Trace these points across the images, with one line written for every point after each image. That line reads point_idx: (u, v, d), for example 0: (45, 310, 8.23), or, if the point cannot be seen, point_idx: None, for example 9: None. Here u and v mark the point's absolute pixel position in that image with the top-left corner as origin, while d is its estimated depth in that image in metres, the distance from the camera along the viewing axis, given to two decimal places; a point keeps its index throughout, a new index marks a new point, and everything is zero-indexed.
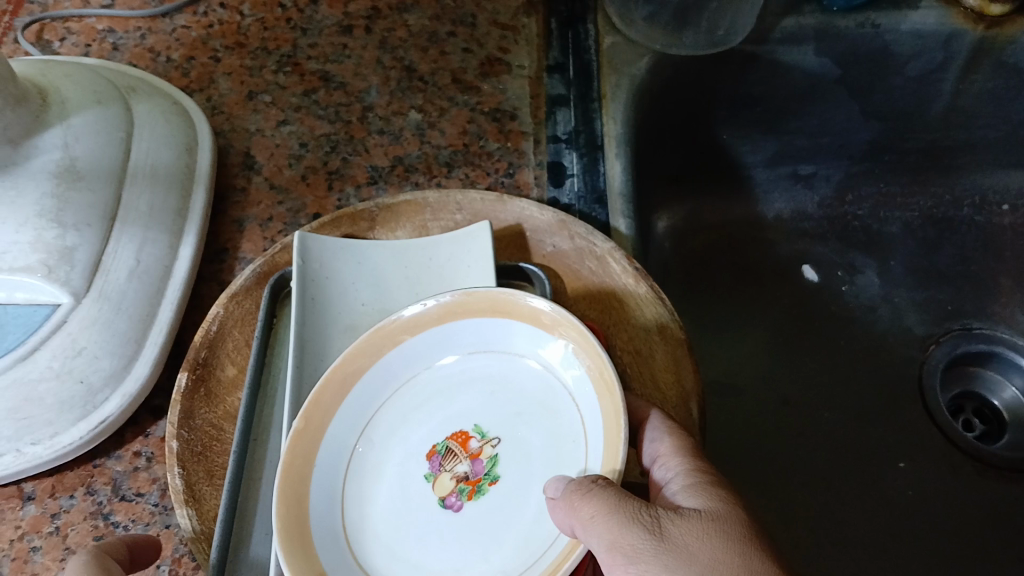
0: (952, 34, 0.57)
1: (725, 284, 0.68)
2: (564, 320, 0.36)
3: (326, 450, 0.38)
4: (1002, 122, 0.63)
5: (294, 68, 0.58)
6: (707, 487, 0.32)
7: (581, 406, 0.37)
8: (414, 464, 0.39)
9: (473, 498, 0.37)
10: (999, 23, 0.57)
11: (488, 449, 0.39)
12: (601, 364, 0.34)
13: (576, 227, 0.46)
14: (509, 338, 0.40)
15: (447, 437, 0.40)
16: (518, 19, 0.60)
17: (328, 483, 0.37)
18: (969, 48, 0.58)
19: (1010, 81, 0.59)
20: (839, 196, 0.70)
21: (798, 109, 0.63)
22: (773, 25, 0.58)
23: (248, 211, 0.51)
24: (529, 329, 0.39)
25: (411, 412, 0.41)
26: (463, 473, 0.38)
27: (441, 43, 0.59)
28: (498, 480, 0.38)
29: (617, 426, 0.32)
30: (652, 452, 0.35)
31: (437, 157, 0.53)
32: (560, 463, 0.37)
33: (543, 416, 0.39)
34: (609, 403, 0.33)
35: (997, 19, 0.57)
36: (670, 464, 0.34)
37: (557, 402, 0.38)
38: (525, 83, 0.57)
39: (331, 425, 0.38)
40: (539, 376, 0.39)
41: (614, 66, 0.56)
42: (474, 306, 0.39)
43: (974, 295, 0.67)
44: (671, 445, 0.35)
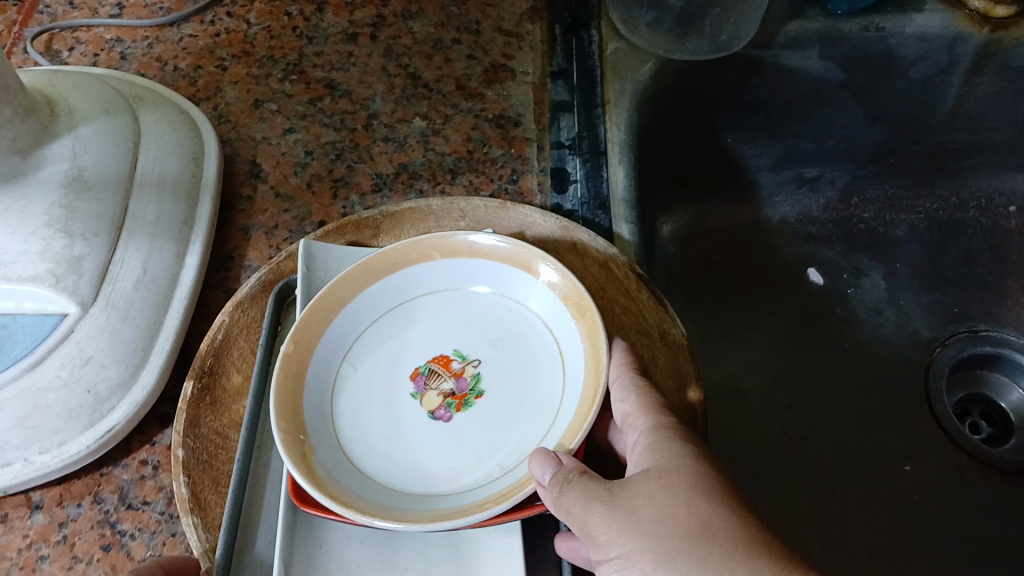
0: (956, 36, 0.59)
1: (731, 288, 0.67)
2: (557, 273, 0.40)
3: (315, 372, 0.39)
4: (1008, 124, 0.64)
5: (299, 76, 0.58)
6: (664, 439, 0.34)
7: (557, 336, 0.40)
8: (400, 384, 0.41)
9: (461, 410, 0.39)
10: (1003, 26, 0.59)
11: (471, 368, 0.41)
12: (588, 314, 0.38)
13: (578, 234, 0.47)
14: (499, 279, 0.43)
15: (429, 360, 0.42)
16: (523, 26, 0.61)
17: (317, 400, 0.38)
18: (974, 52, 0.59)
19: (1015, 83, 0.60)
20: (845, 199, 0.70)
21: (805, 113, 0.63)
22: (776, 30, 0.59)
23: (254, 219, 0.51)
24: (521, 274, 0.42)
25: (392, 337, 0.42)
26: (449, 389, 0.40)
27: (445, 50, 0.60)
28: (483, 394, 0.40)
29: (596, 371, 0.36)
30: (622, 411, 0.37)
31: (441, 164, 0.53)
32: (534, 387, 0.40)
33: (519, 345, 0.41)
34: (593, 361, 0.37)
35: (1001, 22, 0.59)
36: (637, 423, 0.36)
37: (531, 331, 0.41)
38: (529, 90, 0.57)
39: (318, 349, 0.39)
40: (525, 316, 0.42)
41: (617, 73, 0.56)
42: (494, 254, 0.42)
43: (980, 298, 0.67)
44: (637, 400, 0.36)
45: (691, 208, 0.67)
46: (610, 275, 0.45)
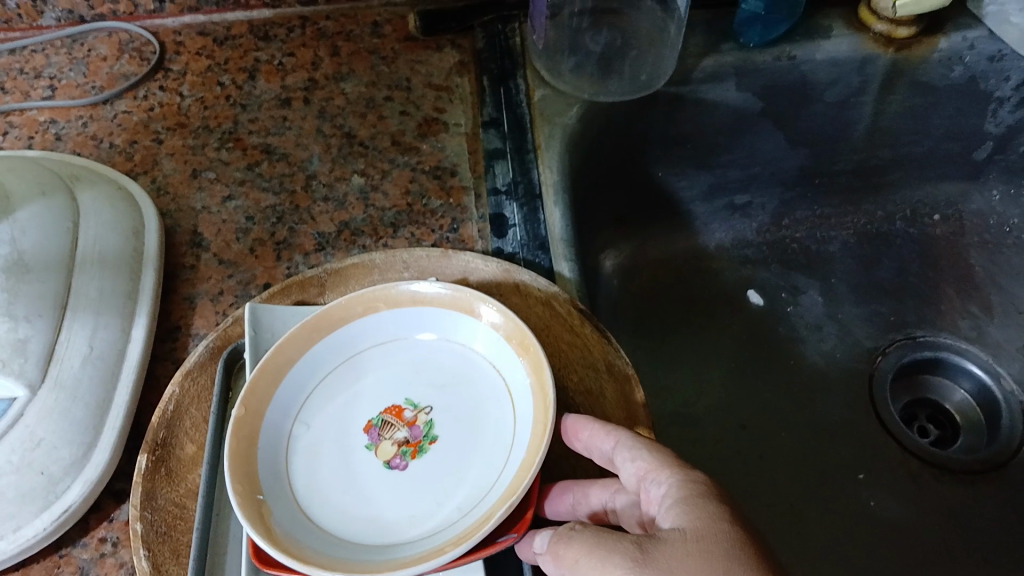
0: (864, 58, 0.64)
1: (675, 316, 0.69)
2: (500, 315, 0.41)
3: (265, 435, 0.39)
4: (925, 138, 0.70)
5: (235, 143, 0.59)
6: (695, 495, 0.33)
7: (504, 375, 0.41)
8: (353, 438, 0.41)
9: (416, 457, 0.40)
10: (906, 46, 0.65)
11: (423, 416, 0.42)
12: (532, 350, 0.39)
13: (520, 276, 0.48)
14: (443, 325, 0.43)
15: (381, 412, 0.42)
16: (452, 79, 0.63)
17: (271, 463, 0.38)
18: (882, 72, 0.65)
19: (925, 99, 0.67)
20: (776, 221, 0.74)
21: (728, 143, 0.68)
22: (694, 67, 0.63)
23: (199, 287, 0.51)
24: (465, 319, 0.43)
25: (341, 391, 0.42)
26: (403, 438, 0.41)
27: (378, 107, 0.61)
28: (437, 439, 0.41)
29: (544, 406, 0.37)
30: (637, 471, 0.36)
31: (382, 219, 0.54)
32: (485, 428, 0.41)
33: (467, 388, 0.42)
34: (540, 395, 0.38)
35: (904, 41, 0.64)
36: (661, 479, 0.35)
37: (477, 372, 0.43)
38: (463, 140, 0.59)
39: (269, 410, 0.39)
40: (472, 358, 0.43)
41: (547, 118, 0.59)
42: (437, 301, 0.43)
43: (915, 307, 0.71)
44: (653, 457, 0.36)
45: (628, 241, 0.70)
46: (554, 313, 0.47)
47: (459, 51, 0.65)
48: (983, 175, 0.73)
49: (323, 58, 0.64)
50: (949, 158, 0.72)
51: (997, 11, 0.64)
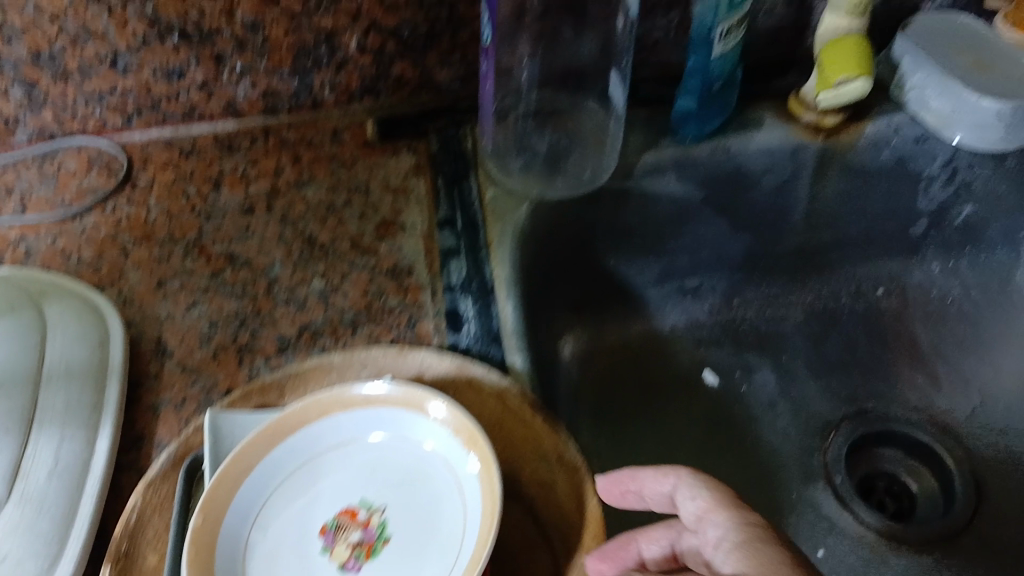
0: (796, 147, 0.69)
1: (636, 399, 0.73)
2: (451, 414, 0.43)
3: (224, 543, 0.40)
4: (861, 217, 0.76)
5: (200, 252, 0.61)
6: (754, 539, 0.39)
7: (456, 472, 0.43)
8: (310, 541, 0.42)
9: (369, 559, 0.42)
10: (835, 132, 0.69)
11: (377, 516, 0.43)
12: (481, 448, 0.41)
13: (472, 370, 0.50)
14: (397, 424, 0.45)
15: (336, 514, 0.44)
16: (408, 181, 0.66)
17: (230, 571, 0.40)
18: (815, 157, 0.70)
19: (855, 183, 0.73)
20: (727, 301, 0.78)
21: (672, 233, 0.72)
22: (635, 163, 0.67)
23: (162, 395, 0.53)
24: (418, 417, 0.44)
25: (300, 494, 0.44)
26: (358, 540, 0.43)
27: (337, 211, 0.64)
28: (390, 538, 0.42)
29: (492, 502, 0.39)
30: (697, 509, 0.42)
31: (341, 319, 0.56)
32: (437, 525, 0.42)
33: (421, 486, 0.44)
34: (489, 492, 0.40)
35: (832, 129, 0.69)
36: (717, 519, 0.41)
37: (429, 469, 0.44)
38: (420, 240, 0.61)
39: (227, 517, 0.40)
40: (425, 456, 0.44)
41: (498, 216, 0.62)
42: (390, 401, 0.44)
43: (865, 379, 0.75)
44: (713, 498, 0.42)
45: (586, 328, 0.73)
46: (508, 407, 0.48)
47: (413, 153, 0.68)
48: (920, 250, 0.79)
49: (286, 165, 0.67)
50: (888, 237, 0.78)
51: (917, 98, 0.70)
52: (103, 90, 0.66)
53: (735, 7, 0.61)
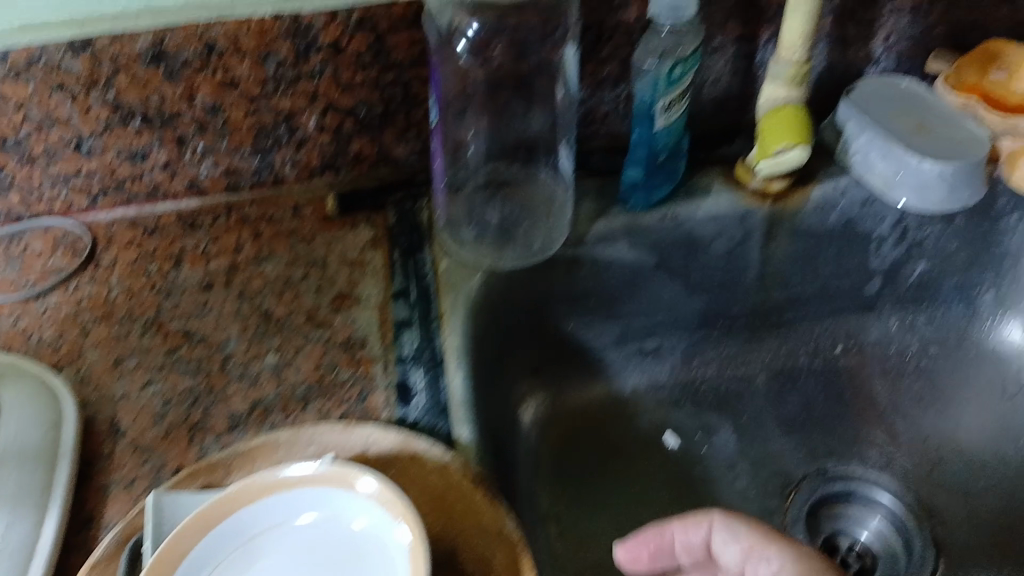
0: (744, 212, 0.72)
1: (598, 459, 0.74)
2: (382, 491, 0.44)
3: None
4: (813, 280, 0.78)
5: (158, 329, 0.63)
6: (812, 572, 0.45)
7: (388, 549, 0.44)
8: None
9: None
10: (781, 197, 0.72)
11: None
12: (411, 522, 0.42)
13: (417, 444, 0.51)
14: (331, 506, 0.46)
15: None
16: (365, 254, 0.67)
17: None
18: (763, 222, 0.73)
19: (804, 245, 0.75)
20: (686, 362, 0.80)
21: (628, 297, 0.74)
22: (587, 231, 0.69)
23: (114, 475, 0.53)
24: (351, 497, 0.45)
25: None
26: None
27: (294, 286, 0.65)
28: None
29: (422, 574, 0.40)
30: (738, 551, 0.47)
31: (293, 393, 0.57)
32: None
33: (353, 567, 0.44)
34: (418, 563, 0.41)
35: (778, 194, 0.71)
36: (766, 555, 0.46)
37: (361, 548, 0.45)
38: (374, 311, 0.63)
39: None
40: (358, 536, 0.45)
41: (451, 287, 0.64)
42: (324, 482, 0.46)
43: (824, 438, 0.77)
44: (751, 537, 0.47)
45: (546, 391, 0.75)
46: (452, 481, 0.49)
47: (372, 227, 0.69)
48: (877, 306, 0.82)
49: (246, 241, 0.69)
50: (842, 296, 0.80)
51: (860, 161, 0.71)
52: (68, 172, 0.68)
53: (673, 83, 0.63)
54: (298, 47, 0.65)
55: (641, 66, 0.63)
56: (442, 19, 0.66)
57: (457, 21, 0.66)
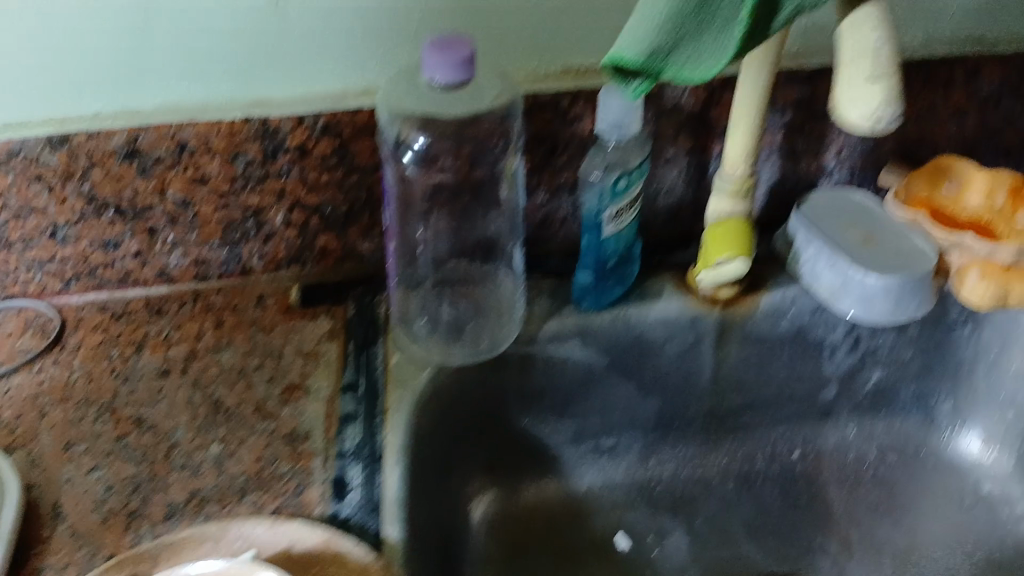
0: (694, 317, 0.73)
1: (546, 561, 0.74)
2: None
3: None
4: (767, 383, 0.79)
5: (111, 415, 0.64)
6: None
7: None
8: None
9: None
10: (732, 303, 0.73)
11: None
12: None
13: (341, 544, 0.53)
14: None
15: None
16: (321, 346, 0.69)
17: None
18: (713, 327, 0.74)
19: (756, 350, 0.77)
20: (642, 462, 0.80)
21: (581, 396, 0.75)
22: (538, 330, 0.71)
23: (48, 559, 0.54)
24: None
25: None
26: None
27: (248, 376, 0.67)
28: None
29: None
30: None
31: (231, 485, 0.59)
32: None
33: None
34: None
35: (727, 301, 0.73)
36: None
37: None
38: (322, 404, 0.64)
39: None
40: None
41: (399, 382, 0.65)
42: None
43: (777, 544, 0.76)
44: None
45: (499, 488, 0.77)
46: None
47: (331, 318, 0.71)
48: (834, 411, 0.82)
49: (207, 330, 0.71)
50: (798, 401, 0.81)
51: (808, 272, 0.73)
52: (43, 258, 0.71)
53: (617, 194, 0.66)
54: (265, 148, 0.68)
55: (589, 180, 0.67)
56: (390, 132, 0.69)
57: (403, 134, 0.70)
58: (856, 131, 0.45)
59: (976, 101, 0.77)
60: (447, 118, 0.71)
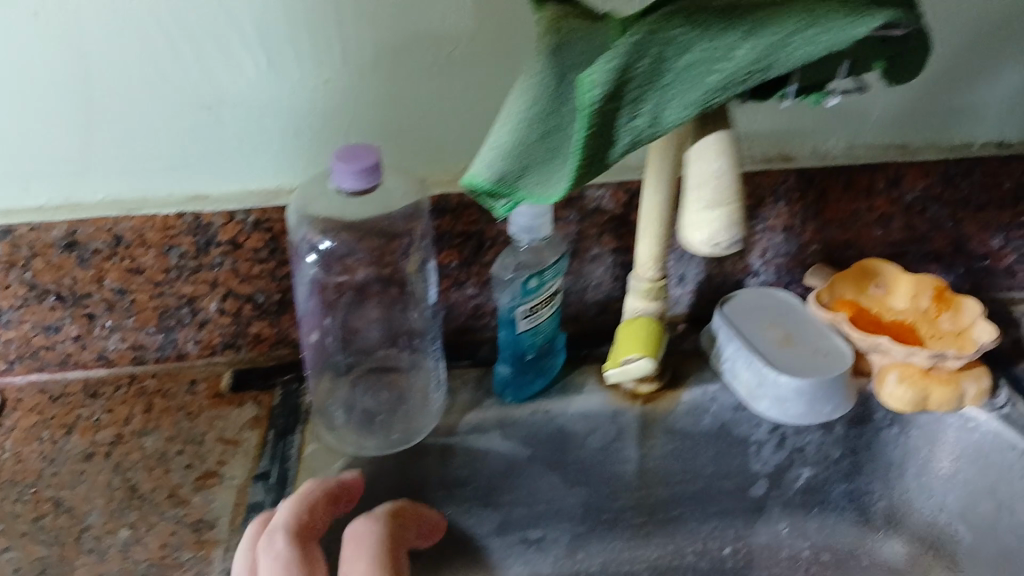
0: (615, 410, 0.75)
1: None
2: None
3: None
4: (694, 477, 0.79)
5: (32, 496, 0.67)
6: None
7: None
8: None
9: None
10: (652, 397, 0.75)
11: None
12: None
13: None
14: None
15: None
16: (242, 433, 0.71)
17: None
18: (635, 421, 0.75)
19: (681, 444, 0.77)
20: (571, 553, 0.80)
21: (504, 487, 0.76)
22: (457, 421, 0.73)
23: None
24: None
25: None
26: None
27: (167, 461, 0.69)
28: None
29: None
30: None
31: (133, 571, 0.60)
32: None
33: None
34: None
35: (648, 394, 0.75)
36: None
37: None
38: (233, 491, 0.66)
39: None
40: None
41: (311, 471, 0.67)
42: None
43: None
44: None
45: None
46: None
47: (256, 405, 0.73)
48: (765, 508, 0.82)
49: (137, 414, 0.73)
50: (728, 495, 0.81)
51: (727, 370, 0.75)
52: None
53: (529, 292, 0.68)
54: (198, 242, 0.71)
55: (505, 279, 0.70)
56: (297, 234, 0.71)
57: (311, 237, 0.71)
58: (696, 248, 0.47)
59: (901, 207, 0.78)
60: (357, 221, 0.71)
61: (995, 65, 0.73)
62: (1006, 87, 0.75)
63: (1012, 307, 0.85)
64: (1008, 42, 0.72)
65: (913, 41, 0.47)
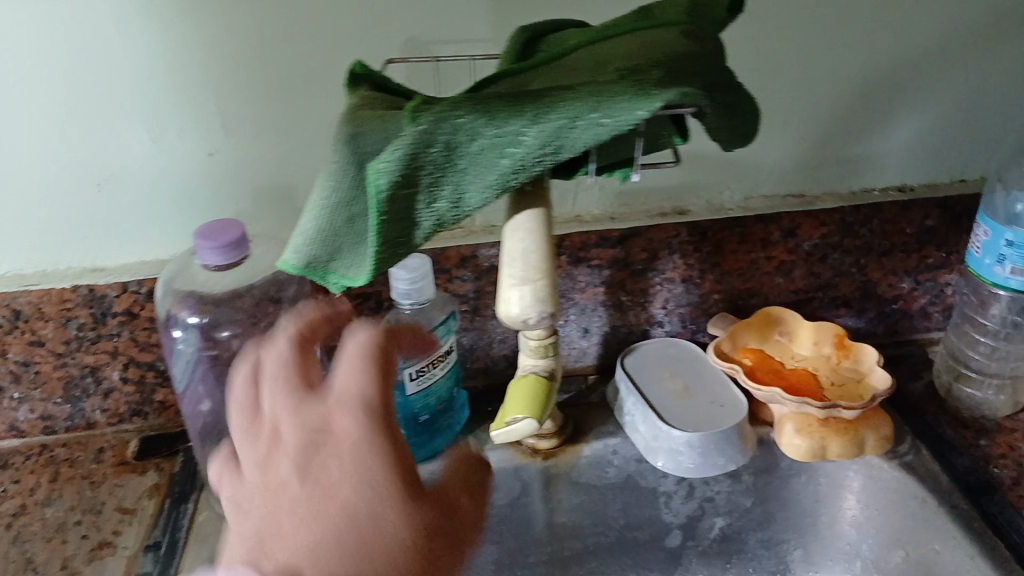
0: (517, 466, 0.75)
1: None
2: None
3: None
4: (607, 529, 0.78)
5: None
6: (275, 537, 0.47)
7: None
8: None
9: None
10: (554, 452, 0.75)
11: None
12: None
13: None
14: None
15: None
16: (140, 502, 0.72)
17: None
18: (538, 475, 0.75)
19: (588, 496, 0.77)
20: None
21: None
22: None
23: None
24: None
25: None
26: None
27: (65, 531, 0.70)
28: None
29: None
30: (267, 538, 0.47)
31: None
32: None
33: None
34: None
35: (550, 450, 0.75)
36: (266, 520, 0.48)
37: None
38: (123, 561, 0.67)
39: None
40: None
41: (200, 539, 0.68)
42: None
43: None
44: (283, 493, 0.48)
45: None
46: None
47: (158, 473, 0.75)
48: (682, 559, 0.80)
49: (41, 484, 0.74)
50: (643, 545, 0.79)
51: (629, 422, 0.75)
52: None
53: (413, 354, 0.69)
54: (94, 313, 0.72)
55: None
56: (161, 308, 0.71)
57: (175, 310, 0.72)
58: (507, 322, 0.55)
59: (801, 255, 0.78)
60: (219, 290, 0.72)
61: (883, 113, 0.73)
62: (899, 136, 0.74)
63: (930, 349, 0.84)
64: (891, 92, 0.71)
65: (722, 129, 0.48)
